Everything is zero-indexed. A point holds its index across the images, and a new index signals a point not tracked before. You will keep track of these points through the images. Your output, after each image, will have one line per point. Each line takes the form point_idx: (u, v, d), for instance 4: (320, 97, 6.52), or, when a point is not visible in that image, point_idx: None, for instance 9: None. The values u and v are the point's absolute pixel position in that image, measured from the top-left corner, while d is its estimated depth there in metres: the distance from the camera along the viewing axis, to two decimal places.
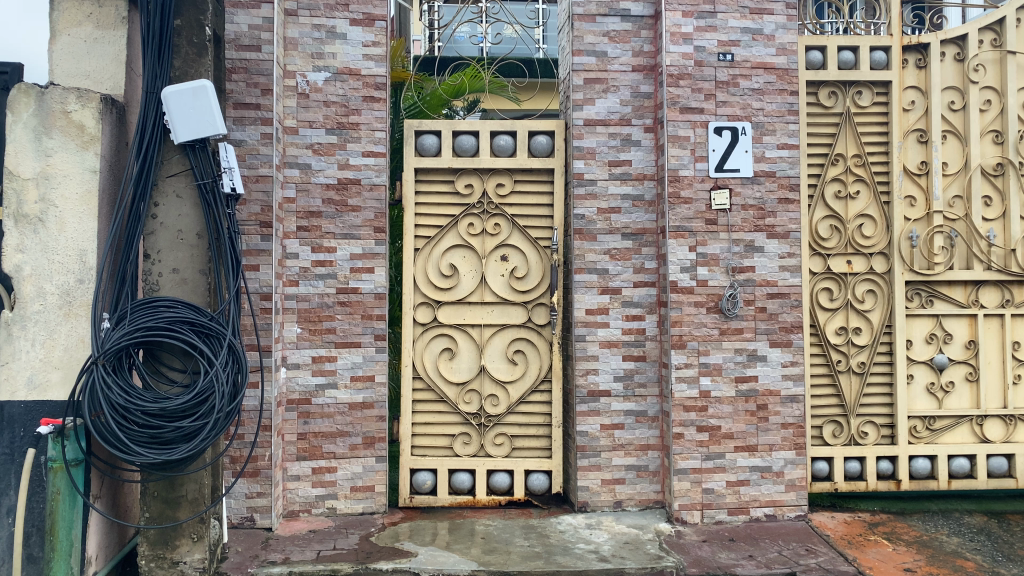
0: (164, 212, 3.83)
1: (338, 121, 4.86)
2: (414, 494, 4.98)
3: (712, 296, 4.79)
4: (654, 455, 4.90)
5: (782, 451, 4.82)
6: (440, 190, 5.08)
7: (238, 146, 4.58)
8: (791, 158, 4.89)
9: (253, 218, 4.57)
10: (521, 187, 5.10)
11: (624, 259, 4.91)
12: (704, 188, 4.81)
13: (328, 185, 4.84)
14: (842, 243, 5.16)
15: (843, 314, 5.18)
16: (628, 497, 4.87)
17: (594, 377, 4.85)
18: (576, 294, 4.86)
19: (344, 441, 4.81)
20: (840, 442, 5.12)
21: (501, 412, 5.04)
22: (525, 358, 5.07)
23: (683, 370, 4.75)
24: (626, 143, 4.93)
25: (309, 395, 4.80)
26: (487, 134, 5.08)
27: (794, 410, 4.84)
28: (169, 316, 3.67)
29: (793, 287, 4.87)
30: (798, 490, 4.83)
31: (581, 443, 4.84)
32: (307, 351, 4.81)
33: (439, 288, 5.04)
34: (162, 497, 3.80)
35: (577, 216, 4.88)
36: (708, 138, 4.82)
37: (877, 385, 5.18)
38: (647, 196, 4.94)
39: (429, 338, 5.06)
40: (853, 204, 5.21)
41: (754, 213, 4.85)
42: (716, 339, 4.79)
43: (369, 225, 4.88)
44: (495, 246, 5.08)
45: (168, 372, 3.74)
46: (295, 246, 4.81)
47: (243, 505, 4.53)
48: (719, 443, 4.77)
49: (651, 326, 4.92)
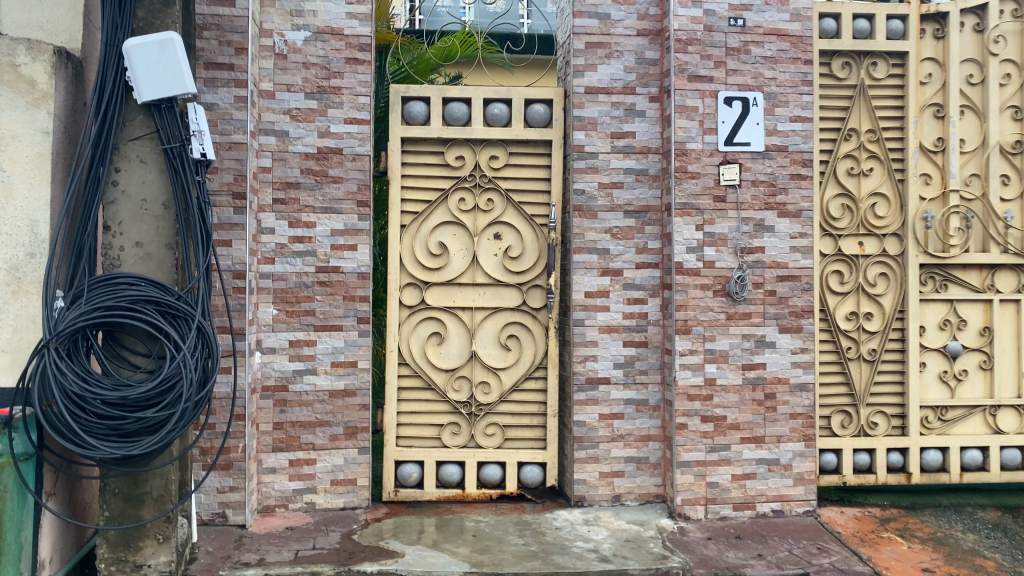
0: (126, 179, 3.41)
1: (318, 85, 4.48)
2: (399, 487, 4.66)
3: (720, 278, 4.49)
4: (655, 447, 4.60)
5: (790, 443, 4.55)
6: (429, 161, 4.72)
7: (209, 110, 4.19)
8: (805, 131, 4.59)
9: (225, 188, 4.19)
10: (516, 160, 4.76)
11: (626, 238, 4.59)
12: (713, 163, 4.49)
13: (307, 154, 4.47)
14: (854, 224, 4.88)
15: (854, 299, 4.91)
16: (627, 491, 4.58)
17: (593, 364, 4.55)
18: (575, 275, 4.54)
19: (324, 431, 4.48)
20: (849, 433, 4.88)
21: (492, 401, 4.72)
22: (519, 343, 4.75)
23: (688, 357, 4.45)
24: (629, 113, 4.60)
25: (286, 381, 4.45)
26: (480, 102, 4.72)
27: (804, 400, 4.56)
28: (131, 294, 3.27)
29: (804, 270, 4.58)
30: (806, 484, 4.56)
31: (579, 434, 4.54)
32: (284, 334, 4.45)
33: (428, 268, 4.70)
34: (123, 494, 3.42)
35: (577, 192, 4.55)
36: (717, 108, 4.50)
37: (889, 373, 4.93)
38: (651, 170, 4.62)
39: (417, 321, 4.72)
40: (866, 181, 4.92)
41: (765, 190, 4.54)
42: (723, 324, 4.49)
43: (351, 199, 4.51)
44: (487, 223, 4.74)
45: (131, 357, 3.35)
46: (270, 220, 4.44)
47: (214, 500, 4.18)
48: (725, 434, 4.48)
49: (653, 310, 4.61)
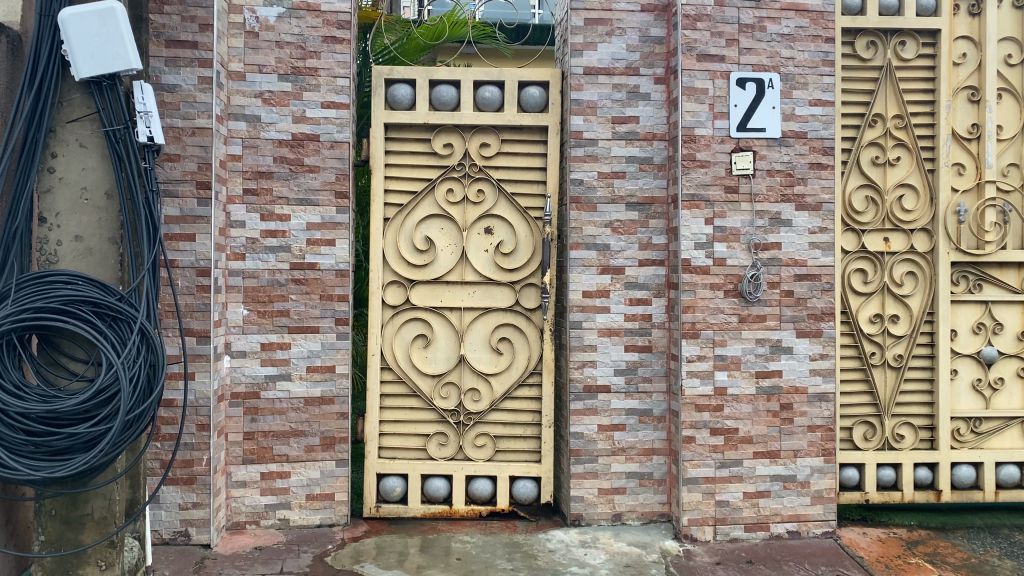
0: (64, 165, 3.07)
1: (293, 66, 4.12)
2: (381, 503, 4.30)
3: (731, 277, 4.09)
4: (659, 461, 4.21)
5: (808, 458, 4.15)
6: (415, 149, 4.35)
7: (170, 92, 3.84)
8: (825, 116, 4.18)
9: (187, 177, 3.83)
10: (509, 148, 4.38)
11: (629, 233, 4.20)
12: (724, 151, 4.10)
13: (281, 141, 4.11)
14: (879, 218, 4.47)
15: (879, 300, 4.49)
16: (629, 509, 4.20)
17: (591, 370, 4.17)
18: (572, 274, 4.16)
19: (298, 442, 4.12)
20: (873, 446, 4.47)
21: (482, 409, 4.34)
22: (512, 346, 4.37)
23: (696, 364, 4.05)
24: (633, 96, 4.20)
25: (257, 388, 4.10)
26: (470, 85, 4.34)
27: (823, 411, 4.16)
28: (65, 295, 2.93)
29: (824, 268, 4.17)
30: (825, 503, 4.16)
31: (576, 446, 4.16)
32: (255, 337, 4.10)
33: (413, 265, 4.33)
34: (61, 516, 3.09)
35: (574, 182, 4.17)
36: (730, 91, 4.10)
37: (916, 381, 4.51)
38: (657, 158, 4.22)
39: (402, 323, 4.36)
40: (892, 171, 4.50)
41: (781, 180, 4.14)
42: (735, 328, 4.09)
43: (329, 189, 4.14)
44: (477, 216, 4.37)
45: (68, 363, 3.02)
46: (241, 213, 4.09)
47: (176, 518, 3.84)
48: (736, 448, 4.09)
49: (658, 312, 4.21)
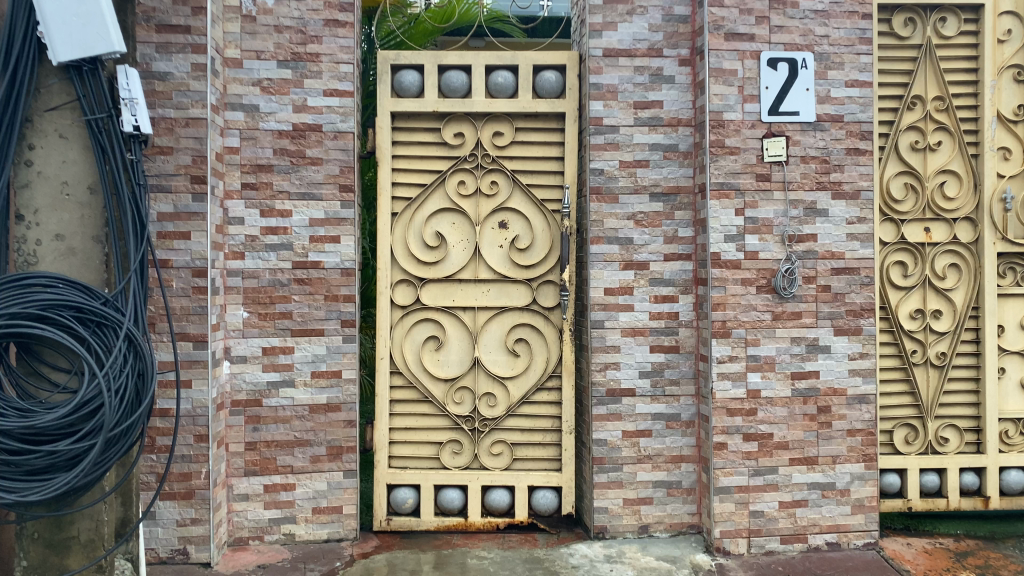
0: (42, 157, 2.83)
1: (293, 51, 3.86)
2: (392, 515, 4.05)
3: (764, 272, 3.81)
4: (688, 469, 3.94)
5: (848, 464, 3.87)
6: (424, 139, 4.09)
7: (162, 80, 3.57)
8: (863, 98, 3.90)
9: (182, 171, 3.58)
10: (524, 136, 4.11)
11: (653, 226, 3.93)
12: (755, 136, 3.82)
13: (281, 132, 3.86)
14: (919, 207, 4.18)
15: (920, 294, 4.21)
16: (656, 520, 3.93)
17: (615, 373, 3.90)
18: (592, 270, 3.89)
19: (303, 452, 3.87)
20: (915, 450, 4.18)
21: (498, 416, 4.08)
22: (529, 348, 4.11)
23: (727, 365, 3.78)
24: (656, 79, 3.93)
25: (259, 396, 3.85)
26: (481, 70, 4.07)
27: (863, 414, 3.88)
28: (43, 299, 2.68)
29: (864, 261, 3.89)
30: (866, 513, 3.88)
31: (599, 454, 3.89)
32: (256, 341, 3.85)
33: (424, 263, 4.07)
34: (44, 539, 2.87)
35: (594, 172, 3.90)
36: (760, 72, 3.82)
37: (960, 380, 4.23)
38: (682, 146, 3.95)
39: (412, 324, 4.10)
40: (933, 157, 4.21)
41: (816, 167, 3.86)
42: (768, 326, 3.82)
43: (333, 182, 3.89)
44: (491, 210, 4.11)
45: (50, 373, 2.78)
46: (239, 209, 3.84)
47: (174, 535, 3.60)
48: (771, 454, 3.82)
49: (685, 310, 3.94)
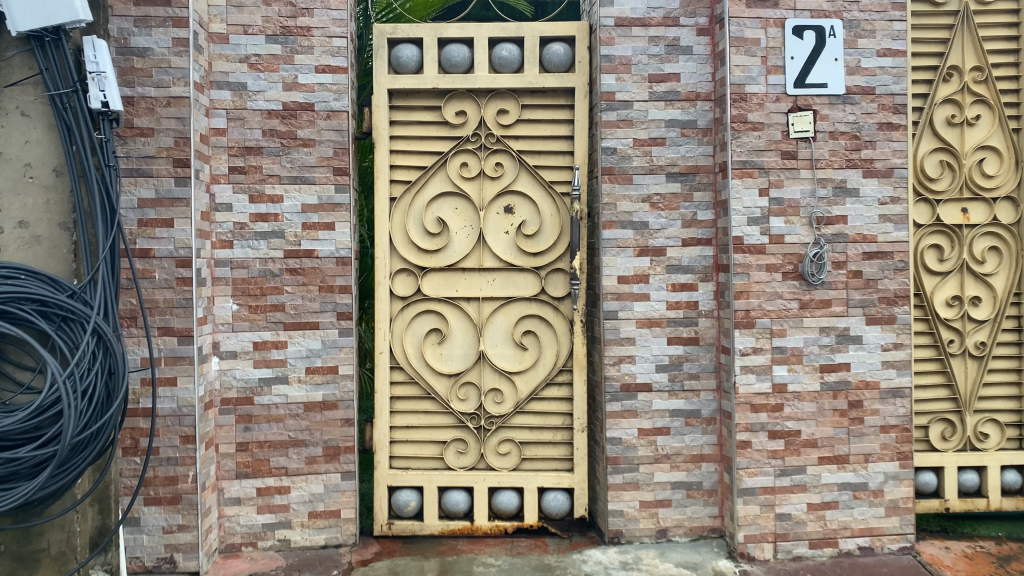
0: (4, 137, 2.61)
1: (282, 25, 3.61)
2: (394, 519, 3.81)
3: (791, 257, 3.54)
4: (709, 470, 3.68)
5: (881, 462, 3.60)
6: (424, 118, 3.83)
7: (141, 56, 3.32)
8: (897, 68, 3.60)
9: (163, 154, 3.33)
10: (531, 114, 3.84)
11: (670, 209, 3.66)
12: (780, 111, 3.54)
13: (271, 112, 3.61)
14: (955, 186, 3.89)
15: (957, 279, 3.92)
16: (675, 524, 3.67)
17: (630, 367, 3.64)
18: (605, 257, 3.63)
19: (298, 453, 3.64)
20: (952, 447, 3.90)
21: (506, 413, 3.83)
22: (538, 341, 3.85)
23: (751, 358, 3.52)
24: (672, 50, 3.65)
25: (250, 393, 3.61)
26: (484, 43, 3.80)
27: (898, 409, 3.60)
28: (6, 291, 2.44)
29: (897, 245, 3.60)
30: (901, 514, 3.61)
31: (613, 454, 3.64)
32: (246, 335, 3.61)
33: (424, 250, 3.82)
34: (11, 553, 2.59)
35: (607, 151, 3.63)
36: (785, 41, 3.54)
37: (1000, 371, 3.95)
38: (701, 122, 3.67)
39: (413, 316, 3.85)
40: (971, 132, 3.92)
41: (846, 143, 3.58)
42: (795, 315, 3.55)
43: (326, 165, 3.64)
44: (496, 193, 3.85)
45: (15, 372, 2.55)
46: (227, 194, 3.60)
47: (160, 543, 3.36)
48: (798, 453, 3.55)
49: (705, 299, 3.68)
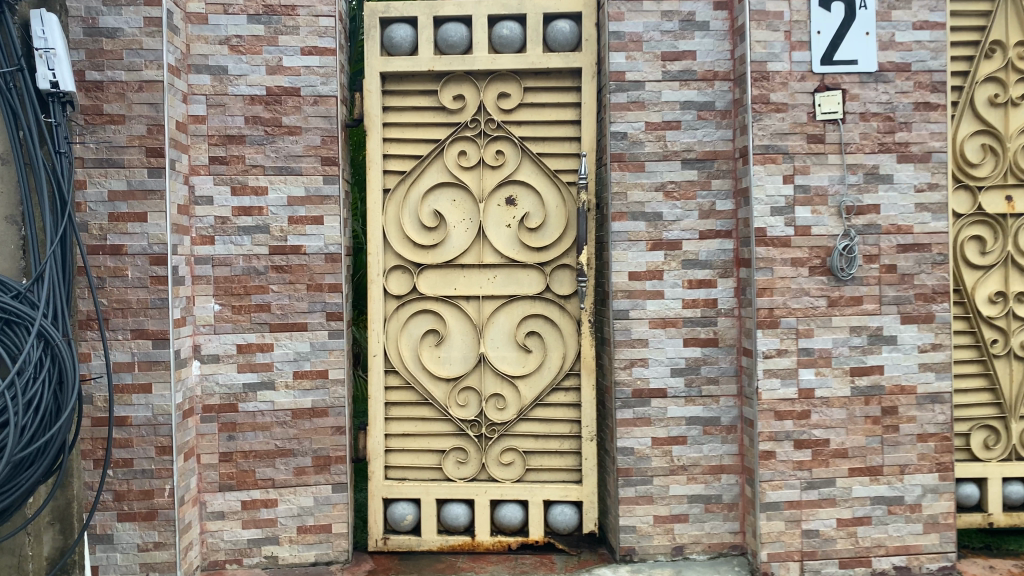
0: None
1: (264, 4, 3.35)
2: (390, 534, 3.56)
3: (818, 250, 3.24)
4: (730, 482, 3.39)
5: (919, 474, 3.28)
6: (420, 103, 3.57)
7: (111, 38, 3.08)
8: (935, 42, 3.28)
9: (135, 143, 3.09)
10: (535, 98, 3.56)
11: (686, 198, 3.36)
12: (805, 90, 3.23)
13: (253, 97, 3.36)
14: (999, 172, 3.56)
15: (1001, 273, 3.59)
16: (692, 540, 3.38)
17: (642, 371, 3.35)
18: (615, 251, 3.35)
19: (285, 464, 3.39)
20: (997, 456, 3.58)
21: (509, 420, 3.56)
22: (542, 343, 3.58)
23: (775, 361, 3.22)
24: (687, 26, 3.36)
25: (234, 400, 3.37)
26: (483, 21, 3.52)
27: (936, 416, 3.29)
28: None
29: (935, 236, 3.28)
30: (941, 531, 3.29)
31: (625, 465, 3.36)
32: (229, 337, 3.37)
33: (420, 246, 3.56)
34: None
35: (616, 136, 3.34)
36: (811, 14, 3.23)
37: None
38: (719, 103, 3.38)
39: (408, 316, 3.59)
40: (1016, 113, 3.58)
41: (879, 125, 3.27)
42: (824, 314, 3.24)
43: (313, 154, 3.39)
44: (497, 183, 3.57)
45: None
46: (207, 186, 3.35)
47: (135, 561, 3.12)
48: (827, 464, 3.25)
49: (725, 296, 3.38)
